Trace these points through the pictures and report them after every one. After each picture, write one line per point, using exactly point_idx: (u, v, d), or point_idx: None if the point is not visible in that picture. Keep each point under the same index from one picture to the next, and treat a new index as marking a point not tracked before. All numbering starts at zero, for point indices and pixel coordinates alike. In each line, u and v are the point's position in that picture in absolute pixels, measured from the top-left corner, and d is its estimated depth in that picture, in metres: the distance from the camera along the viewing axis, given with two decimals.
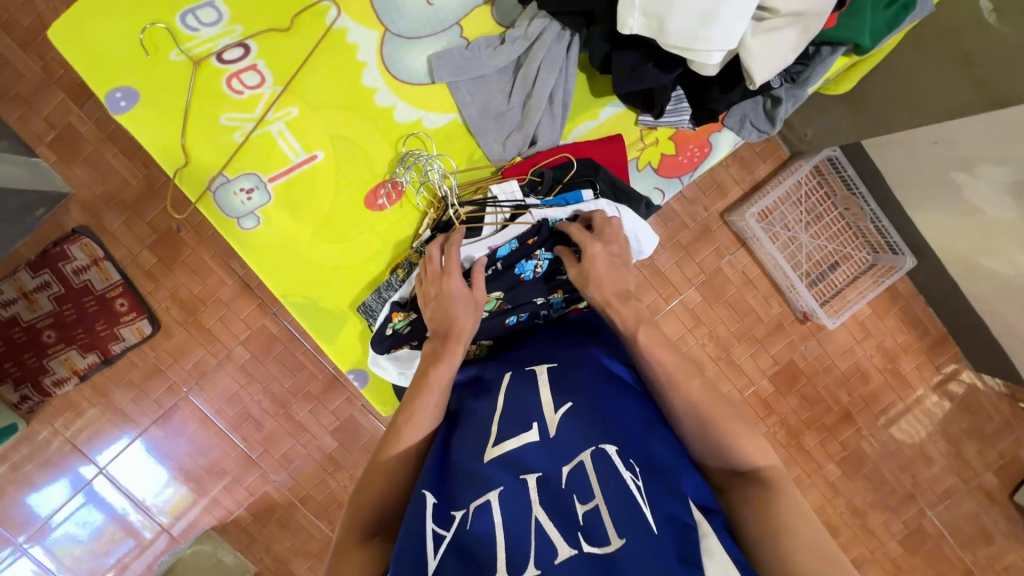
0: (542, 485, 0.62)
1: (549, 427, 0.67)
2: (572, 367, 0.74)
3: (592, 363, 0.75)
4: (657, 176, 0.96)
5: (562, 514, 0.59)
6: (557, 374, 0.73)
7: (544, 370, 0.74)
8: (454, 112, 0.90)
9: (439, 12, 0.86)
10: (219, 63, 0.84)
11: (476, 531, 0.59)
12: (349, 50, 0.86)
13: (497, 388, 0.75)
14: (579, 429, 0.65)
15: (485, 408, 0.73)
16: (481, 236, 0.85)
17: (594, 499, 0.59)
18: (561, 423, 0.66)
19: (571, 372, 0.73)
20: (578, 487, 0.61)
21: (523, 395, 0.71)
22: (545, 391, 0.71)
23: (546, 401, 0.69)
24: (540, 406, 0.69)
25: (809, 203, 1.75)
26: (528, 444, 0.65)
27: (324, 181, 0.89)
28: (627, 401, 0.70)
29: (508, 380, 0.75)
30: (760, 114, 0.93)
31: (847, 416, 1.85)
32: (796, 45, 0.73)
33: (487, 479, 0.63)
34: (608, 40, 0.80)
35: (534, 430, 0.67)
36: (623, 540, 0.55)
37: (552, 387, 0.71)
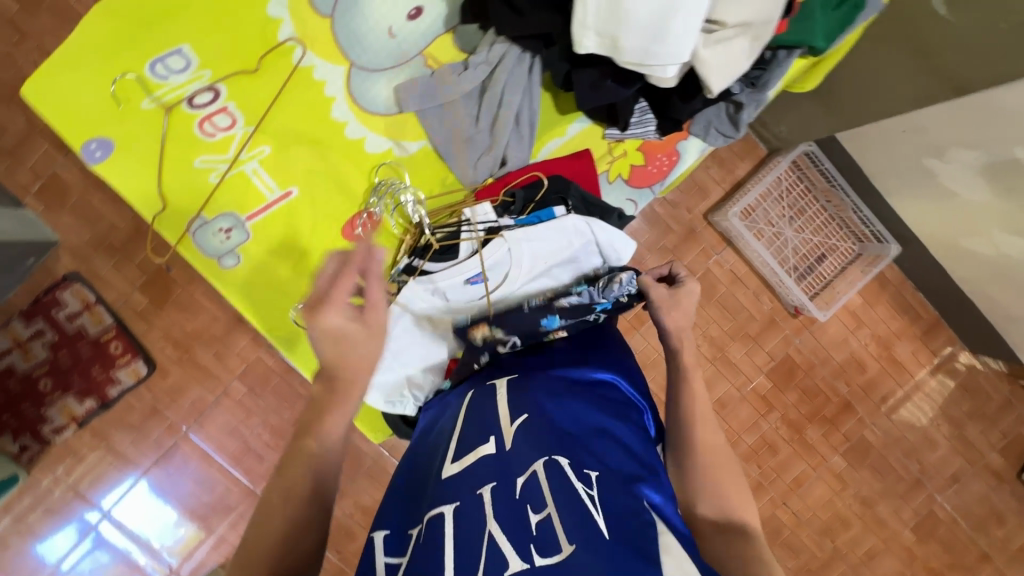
0: (496, 494, 0.59)
1: (504, 440, 0.66)
2: (529, 380, 0.75)
3: (555, 376, 0.75)
4: (628, 187, 0.99)
5: (514, 524, 0.55)
6: (516, 388, 0.73)
7: (504, 384, 0.76)
8: (424, 139, 0.92)
9: (402, 44, 0.88)
10: (190, 108, 0.86)
11: (427, 545, 0.57)
12: (317, 85, 0.88)
13: (460, 407, 0.76)
14: (533, 441, 0.64)
15: (449, 430, 0.73)
16: (458, 258, 0.85)
17: (547, 508, 0.56)
18: (515, 435, 0.65)
19: (527, 387, 0.73)
20: (530, 497, 0.58)
21: (483, 410, 0.71)
22: (504, 406, 0.71)
23: (503, 415, 0.69)
24: (497, 421, 0.69)
25: (790, 198, 1.76)
26: (483, 456, 0.64)
27: (300, 214, 0.90)
28: (583, 408, 0.69)
29: (471, 398, 0.76)
30: (723, 119, 0.94)
31: (848, 407, 1.85)
32: (750, 52, 0.74)
33: (445, 497, 0.61)
34: (568, 59, 0.81)
35: (491, 443, 0.66)
36: (573, 546, 0.51)
37: (510, 399, 0.72)
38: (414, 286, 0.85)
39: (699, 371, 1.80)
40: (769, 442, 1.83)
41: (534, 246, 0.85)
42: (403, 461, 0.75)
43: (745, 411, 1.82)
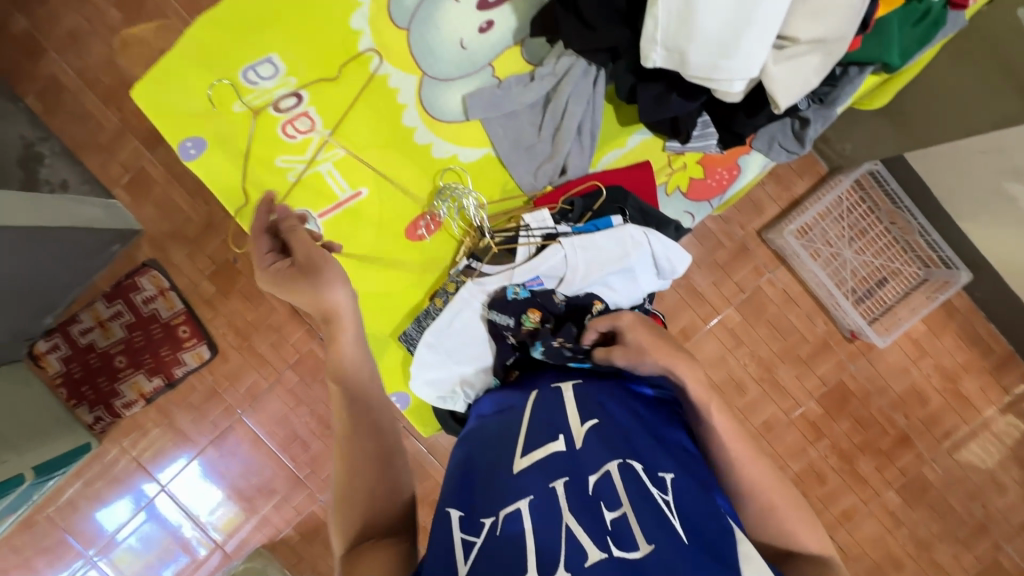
0: (570, 489, 0.60)
1: (575, 439, 0.65)
2: (595, 384, 0.73)
3: (618, 383, 0.74)
4: (687, 200, 0.99)
5: (590, 518, 0.57)
6: (583, 389, 0.72)
7: (568, 387, 0.74)
8: (488, 147, 0.95)
9: (473, 55, 0.92)
10: (275, 111, 0.93)
11: (505, 535, 0.58)
12: (390, 93, 0.93)
13: (523, 404, 0.74)
14: (605, 443, 0.64)
15: (513, 423, 0.72)
16: (514, 262, 0.90)
17: (622, 506, 0.57)
18: (586, 435, 0.65)
19: (593, 391, 0.72)
20: (604, 495, 0.59)
21: (549, 408, 0.70)
22: (571, 406, 0.70)
23: (572, 412, 0.69)
24: (566, 419, 0.68)
25: (851, 218, 1.70)
26: (554, 454, 0.64)
27: (367, 214, 0.95)
28: (650, 417, 0.68)
29: (535, 397, 0.74)
30: (788, 135, 0.92)
31: (905, 440, 1.75)
32: (820, 68, 0.74)
33: (518, 489, 0.62)
34: (634, 71, 0.83)
35: (560, 441, 0.65)
36: (652, 546, 0.53)
37: (581, 398, 0.71)
38: (472, 288, 0.89)
39: (744, 391, 1.75)
40: (815, 471, 1.76)
41: (589, 256, 0.87)
42: (458, 448, 0.74)
43: (791, 436, 1.76)
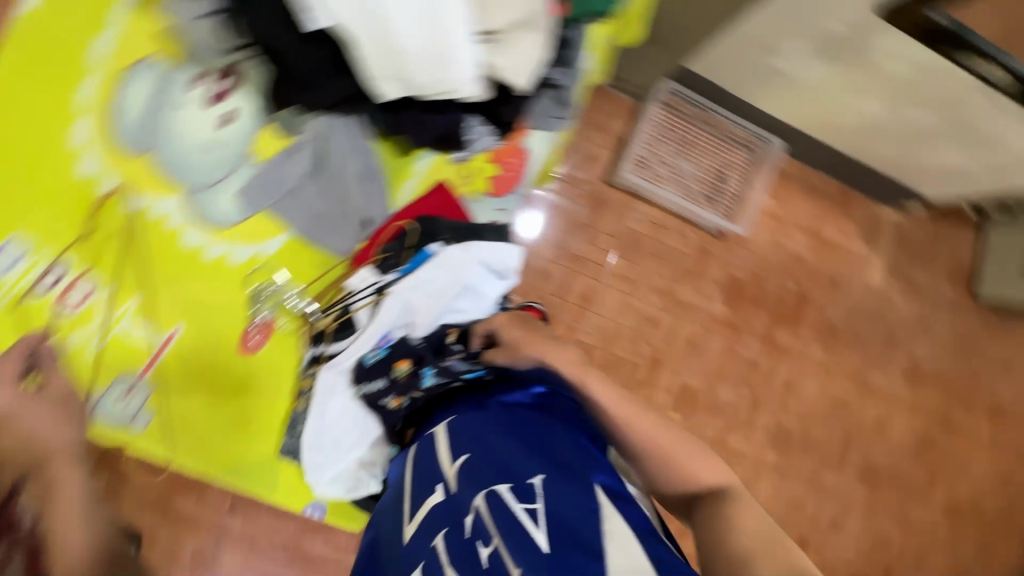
0: (448, 539, 0.61)
1: (450, 483, 0.67)
2: (465, 415, 0.73)
3: (490, 403, 0.74)
4: (494, 199, 0.99)
5: (468, 562, 0.57)
6: (453, 428, 0.73)
7: (442, 429, 0.74)
8: (286, 230, 0.91)
9: (219, 152, 0.85)
10: (41, 295, 0.79)
11: None
12: (156, 224, 0.86)
13: (407, 463, 0.76)
14: (474, 477, 0.65)
15: (402, 489, 0.74)
16: (356, 331, 0.87)
17: (493, 539, 0.57)
18: (457, 476, 0.66)
19: (463, 424, 0.72)
20: (478, 532, 0.59)
21: (426, 461, 0.72)
22: (445, 450, 0.71)
23: (444, 457, 0.70)
24: (441, 465, 0.70)
25: (676, 134, 1.83)
26: (434, 507, 0.66)
27: (193, 350, 0.88)
28: (522, 428, 0.68)
29: (415, 452, 0.76)
30: (552, 103, 0.94)
31: (802, 299, 1.97)
32: (535, 41, 0.74)
33: (409, 560, 0.63)
34: (379, 109, 0.82)
35: (438, 490, 0.67)
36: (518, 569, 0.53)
37: (452, 439, 0.71)
38: (327, 376, 0.85)
39: (658, 323, 1.89)
40: (749, 361, 1.95)
41: (422, 291, 0.87)
42: (366, 533, 0.76)
43: (715, 340, 1.93)
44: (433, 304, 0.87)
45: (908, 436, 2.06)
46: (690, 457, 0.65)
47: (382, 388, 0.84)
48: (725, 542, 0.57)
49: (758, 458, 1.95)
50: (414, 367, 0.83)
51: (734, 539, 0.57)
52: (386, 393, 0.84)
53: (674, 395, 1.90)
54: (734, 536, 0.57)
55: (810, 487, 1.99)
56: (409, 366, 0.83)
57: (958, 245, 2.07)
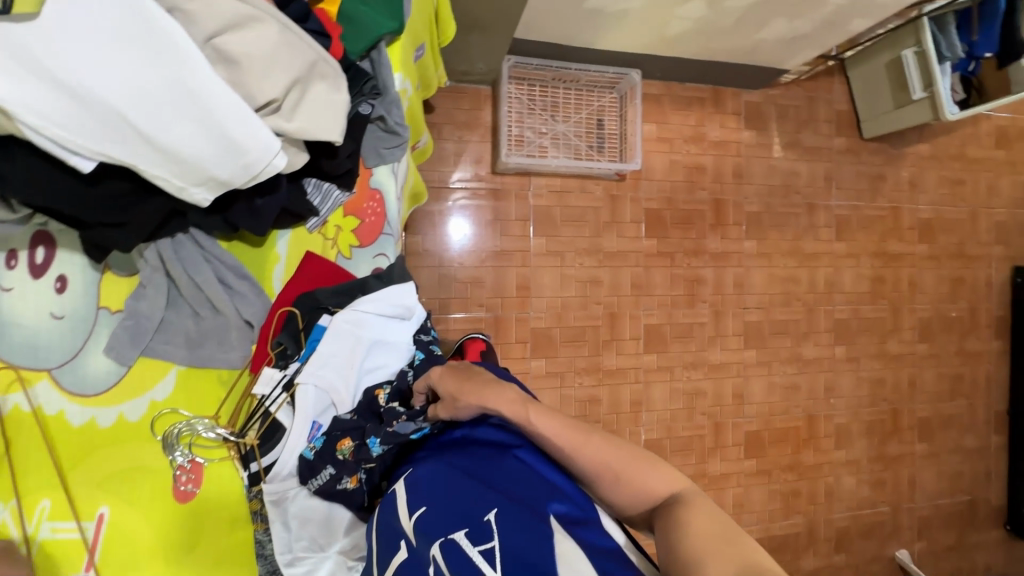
0: None
1: (409, 537, 0.67)
2: (422, 472, 0.72)
3: (447, 459, 0.72)
4: (366, 248, 0.94)
5: None
6: (411, 483, 0.72)
7: (400, 485, 0.73)
8: (172, 365, 0.85)
9: (75, 317, 0.82)
10: None
11: None
12: (36, 416, 0.80)
13: (371, 525, 0.76)
14: (431, 528, 0.65)
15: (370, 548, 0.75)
16: (284, 432, 0.84)
17: None
18: (415, 530, 0.66)
19: (420, 479, 0.71)
20: None
21: (387, 519, 0.71)
22: (403, 505, 0.70)
23: (402, 512, 0.69)
24: (400, 520, 0.69)
25: (540, 102, 1.86)
26: (400, 564, 0.67)
27: (126, 526, 0.81)
28: (478, 473, 0.68)
29: (377, 513, 0.75)
30: (383, 135, 0.93)
31: (719, 203, 2.03)
32: (329, 90, 0.73)
33: None
34: (209, 213, 0.79)
35: (401, 547, 0.68)
36: None
37: (407, 495, 0.70)
38: (272, 487, 0.82)
39: (601, 281, 1.92)
40: (695, 279, 2.00)
41: (333, 367, 0.85)
42: None
43: (658, 273, 1.97)
44: (352, 362, 0.86)
45: (861, 283, 2.16)
46: (639, 471, 0.64)
47: (332, 470, 0.81)
48: (681, 544, 0.55)
49: (740, 361, 2.03)
50: (354, 437, 0.81)
51: (690, 539, 0.55)
52: (336, 473, 0.81)
53: (642, 339, 1.94)
54: (689, 537, 0.55)
55: (796, 365, 2.08)
56: (354, 441, 0.80)
57: (833, 96, 2.16)
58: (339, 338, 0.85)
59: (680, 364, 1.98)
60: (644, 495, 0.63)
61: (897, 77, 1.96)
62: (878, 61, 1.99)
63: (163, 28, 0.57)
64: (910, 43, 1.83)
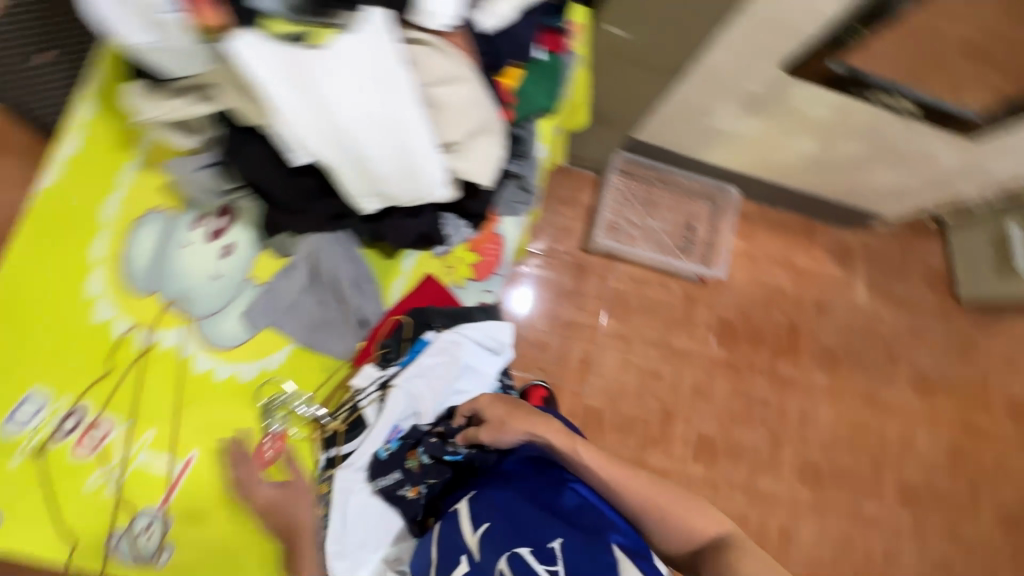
0: None
1: (473, 552, 0.70)
2: (486, 490, 0.77)
3: (507, 480, 0.77)
4: (478, 282, 1.07)
5: None
6: (474, 500, 0.76)
7: (464, 503, 0.77)
8: (288, 342, 0.96)
9: (227, 279, 0.95)
10: (57, 441, 0.85)
11: None
12: (171, 355, 0.93)
13: (431, 539, 0.79)
14: (495, 544, 0.68)
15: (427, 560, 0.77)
16: (367, 427, 0.90)
17: None
18: (480, 545, 0.70)
19: (483, 497, 0.75)
20: None
21: (450, 532, 0.75)
22: (467, 521, 0.74)
23: (466, 528, 0.73)
24: (464, 535, 0.73)
25: (637, 196, 1.98)
26: None
27: (210, 474, 0.92)
28: (540, 494, 0.73)
29: (439, 528, 0.78)
30: (516, 191, 1.05)
31: (795, 328, 2.02)
32: (493, 144, 0.86)
33: None
34: (365, 220, 0.91)
35: (463, 562, 0.70)
36: None
37: (471, 509, 0.74)
38: (344, 476, 0.87)
39: (661, 377, 1.92)
40: (758, 399, 1.95)
41: (425, 378, 0.93)
42: None
43: (720, 383, 1.95)
44: (435, 383, 0.94)
45: (937, 450, 2.02)
46: (685, 514, 0.71)
47: (395, 479, 0.89)
48: None
49: (792, 498, 1.90)
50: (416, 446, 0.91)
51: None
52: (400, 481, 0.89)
53: (692, 446, 1.88)
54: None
55: (853, 521, 1.92)
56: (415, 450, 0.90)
57: (930, 254, 2.16)
58: (430, 354, 0.94)
59: (726, 484, 1.88)
60: (689, 536, 0.70)
61: (1001, 249, 1.95)
62: (982, 230, 2.00)
63: (402, 73, 0.72)
64: (1017, 219, 1.84)
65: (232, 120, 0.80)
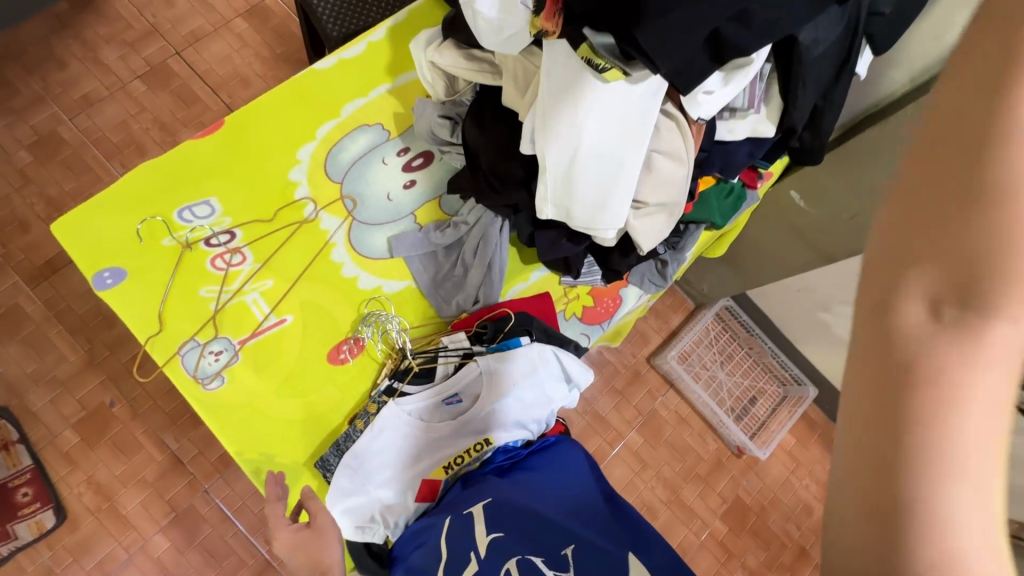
0: None
1: (482, 552, 0.73)
2: (503, 497, 0.80)
3: (524, 488, 0.82)
4: (582, 323, 1.14)
5: None
6: (489, 505, 0.79)
7: (479, 508, 0.79)
8: (410, 279, 1.06)
9: (398, 205, 1.08)
10: (205, 246, 1.00)
11: None
12: (321, 233, 1.04)
13: (438, 532, 0.79)
14: (506, 547, 0.72)
15: (432, 554, 0.77)
16: (434, 380, 0.98)
17: None
18: (491, 546, 0.73)
19: (499, 503, 0.79)
20: None
21: (461, 534, 0.76)
22: (480, 524, 0.76)
23: (479, 529, 0.76)
24: (475, 538, 0.75)
25: (719, 345, 2.01)
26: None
27: (289, 341, 0.98)
28: (553, 504, 0.78)
29: (447, 527, 0.79)
30: (654, 272, 1.14)
31: (803, 552, 1.90)
32: (667, 223, 0.95)
33: None
34: (531, 221, 1.01)
35: (472, 561, 0.72)
36: None
37: (484, 514, 0.77)
38: (394, 409, 0.93)
39: (655, 517, 1.85)
40: None
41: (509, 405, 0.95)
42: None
43: (705, 559, 1.84)
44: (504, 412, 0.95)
45: None
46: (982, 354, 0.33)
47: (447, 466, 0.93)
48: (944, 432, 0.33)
49: None
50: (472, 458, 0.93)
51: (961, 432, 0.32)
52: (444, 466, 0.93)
53: None
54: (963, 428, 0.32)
55: None
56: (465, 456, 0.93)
57: None
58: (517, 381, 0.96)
59: None
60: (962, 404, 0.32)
61: None
62: None
63: (644, 129, 0.84)
64: None
65: (495, 98, 0.98)
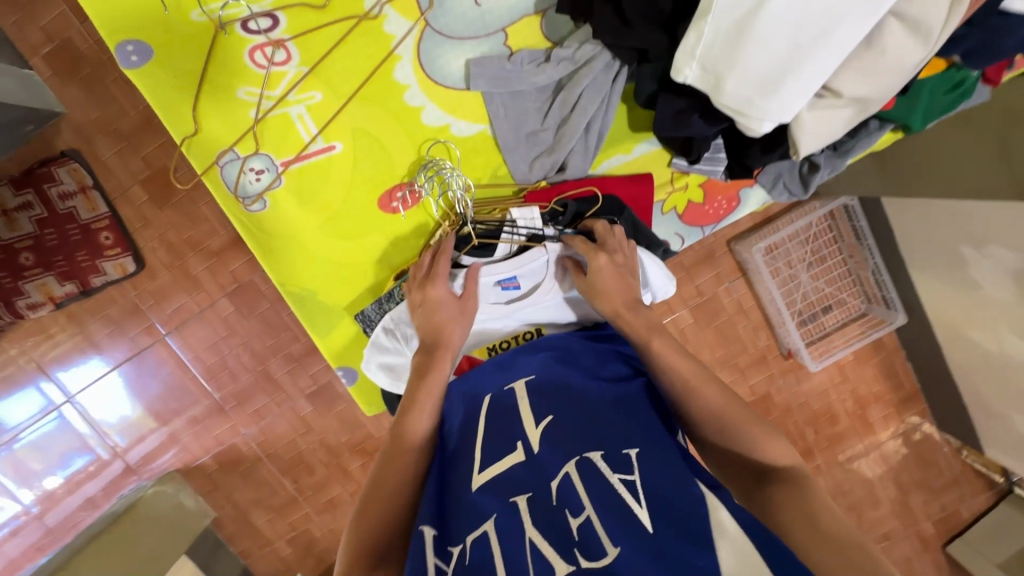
0: (532, 505, 0.59)
1: (532, 444, 0.64)
2: (549, 381, 0.71)
3: (573, 369, 0.73)
4: (680, 222, 0.99)
5: (555, 531, 0.56)
6: (534, 387, 0.70)
7: (521, 385, 0.72)
8: (485, 123, 0.87)
9: (487, 15, 0.79)
10: (243, 31, 0.78)
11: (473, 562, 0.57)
12: (385, 39, 0.80)
13: (478, 413, 0.72)
14: (559, 445, 0.62)
15: (468, 432, 0.71)
16: (494, 256, 0.85)
17: (587, 510, 0.56)
18: (542, 439, 0.63)
19: (545, 386, 0.70)
20: (569, 502, 0.57)
21: (501, 417, 0.69)
22: (526, 405, 0.68)
23: (525, 417, 0.67)
24: (521, 424, 0.66)
25: (816, 244, 1.53)
26: (513, 466, 0.63)
27: (339, 172, 0.85)
28: (607, 392, 0.68)
29: (487, 406, 0.72)
30: (795, 176, 0.93)
31: None
32: (848, 123, 0.69)
33: (482, 510, 0.60)
34: (658, 79, 0.75)
35: (518, 450, 0.64)
36: (618, 550, 0.52)
37: (530, 401, 0.69)
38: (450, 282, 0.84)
39: None
40: None
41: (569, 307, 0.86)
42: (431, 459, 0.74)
43: None
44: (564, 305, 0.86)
45: None
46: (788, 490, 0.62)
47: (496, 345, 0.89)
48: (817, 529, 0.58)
49: None
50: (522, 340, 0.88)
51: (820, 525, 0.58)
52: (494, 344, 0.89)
53: None
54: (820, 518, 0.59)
55: None
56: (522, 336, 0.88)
57: None
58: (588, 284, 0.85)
59: None
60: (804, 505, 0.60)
61: None
62: None
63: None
64: None
65: None
